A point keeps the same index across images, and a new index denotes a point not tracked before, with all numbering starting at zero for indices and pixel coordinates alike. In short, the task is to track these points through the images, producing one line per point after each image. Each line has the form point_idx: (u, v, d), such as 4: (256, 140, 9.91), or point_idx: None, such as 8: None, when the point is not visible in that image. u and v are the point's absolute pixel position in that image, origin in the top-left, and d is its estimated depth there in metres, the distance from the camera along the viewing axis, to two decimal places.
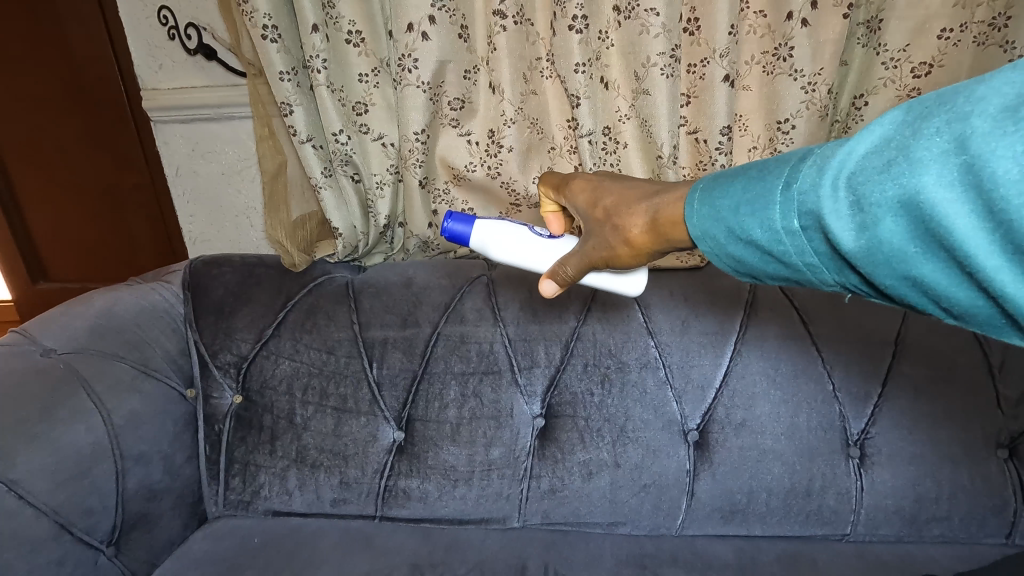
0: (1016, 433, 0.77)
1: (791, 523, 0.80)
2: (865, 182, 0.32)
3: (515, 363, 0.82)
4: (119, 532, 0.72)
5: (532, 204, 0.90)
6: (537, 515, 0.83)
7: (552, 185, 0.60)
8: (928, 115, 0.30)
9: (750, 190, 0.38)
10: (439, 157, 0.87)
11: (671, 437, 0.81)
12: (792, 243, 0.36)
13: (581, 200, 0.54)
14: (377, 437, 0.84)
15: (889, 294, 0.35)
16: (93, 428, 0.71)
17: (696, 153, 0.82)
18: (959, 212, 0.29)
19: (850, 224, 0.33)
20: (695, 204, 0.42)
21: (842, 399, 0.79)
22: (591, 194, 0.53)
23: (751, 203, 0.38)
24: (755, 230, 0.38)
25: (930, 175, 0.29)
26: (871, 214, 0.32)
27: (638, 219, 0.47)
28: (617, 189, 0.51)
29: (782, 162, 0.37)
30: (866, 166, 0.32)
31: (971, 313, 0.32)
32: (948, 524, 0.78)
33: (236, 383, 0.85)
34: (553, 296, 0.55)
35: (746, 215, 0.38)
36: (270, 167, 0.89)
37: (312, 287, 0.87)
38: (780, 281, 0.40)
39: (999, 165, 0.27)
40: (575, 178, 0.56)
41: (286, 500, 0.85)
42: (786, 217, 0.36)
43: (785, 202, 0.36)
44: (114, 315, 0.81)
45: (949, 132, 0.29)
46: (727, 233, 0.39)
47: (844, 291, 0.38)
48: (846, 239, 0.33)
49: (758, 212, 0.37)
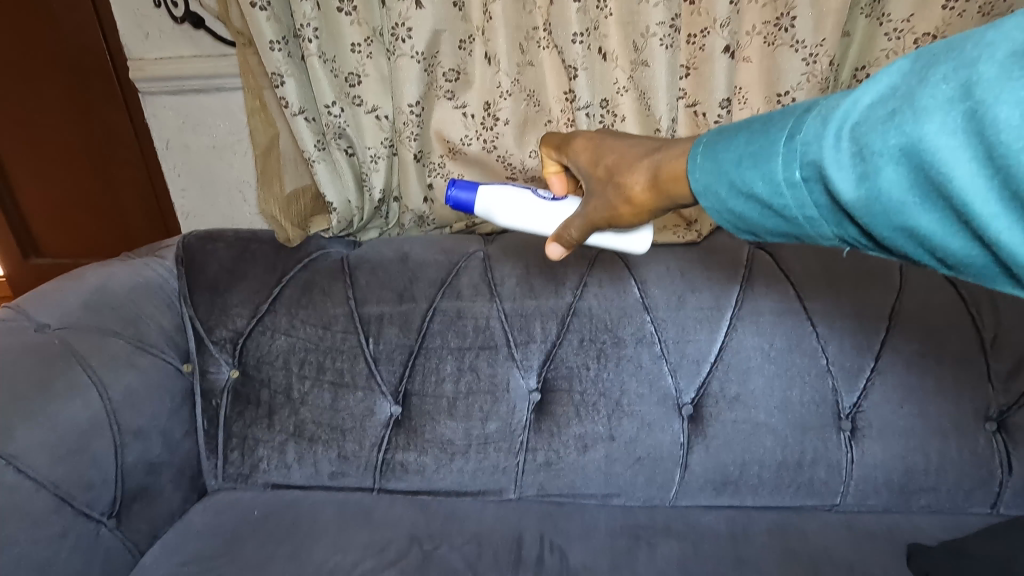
0: (1006, 405, 0.79)
1: (782, 493, 0.82)
2: (868, 130, 0.32)
3: (512, 338, 0.83)
4: (120, 504, 0.73)
5: (528, 177, 0.88)
6: (533, 487, 0.84)
7: (556, 145, 0.59)
8: (935, 63, 0.30)
9: (752, 143, 0.38)
10: (435, 130, 0.86)
11: (665, 411, 0.81)
12: (793, 195, 0.36)
13: (583, 159, 0.54)
14: (375, 411, 0.84)
15: (887, 247, 0.35)
16: (90, 403, 0.71)
17: (695, 127, 0.82)
18: (961, 159, 0.29)
19: (851, 174, 0.33)
20: (699, 158, 0.42)
21: (835, 373, 0.80)
22: (593, 154, 0.53)
23: (753, 157, 0.38)
24: (757, 185, 0.37)
25: (933, 124, 0.29)
26: (872, 164, 0.32)
27: (639, 176, 0.48)
28: (618, 148, 0.51)
29: (787, 115, 0.37)
30: (871, 116, 0.32)
31: (966, 264, 0.32)
32: (936, 494, 0.80)
33: (233, 358, 0.85)
34: (560, 258, 0.55)
35: (748, 168, 0.38)
36: (261, 141, 0.87)
37: (307, 263, 0.87)
38: (779, 238, 0.40)
39: (1001, 111, 0.27)
40: (578, 137, 0.56)
41: (285, 473, 0.85)
42: (788, 169, 0.36)
43: (789, 155, 0.36)
44: (108, 291, 0.81)
45: (955, 79, 0.29)
46: (729, 187, 0.39)
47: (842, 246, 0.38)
48: (847, 190, 0.33)
49: (760, 166, 0.37)
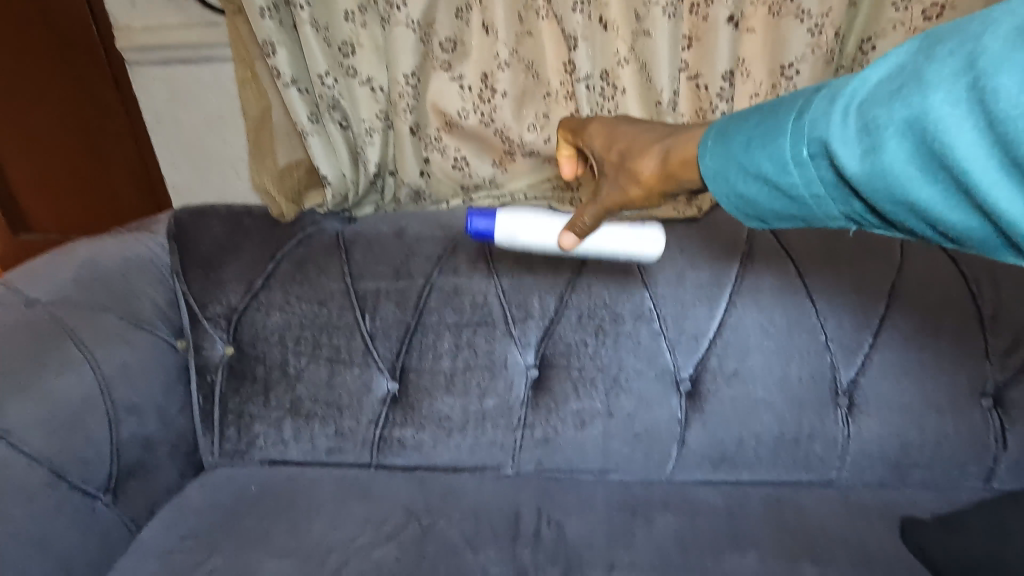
0: (1003, 381, 0.79)
1: (779, 468, 0.82)
2: (874, 106, 0.32)
3: (509, 315, 0.82)
4: (116, 480, 0.73)
5: (526, 152, 0.87)
6: (531, 463, 0.84)
7: (571, 129, 0.61)
8: (943, 40, 0.30)
9: (761, 125, 0.39)
10: (431, 102, 0.84)
11: (663, 386, 0.81)
12: (800, 174, 0.36)
13: (596, 143, 0.56)
14: (372, 387, 0.84)
15: (892, 223, 0.35)
16: (83, 378, 0.70)
17: (696, 100, 0.80)
18: (964, 130, 0.29)
19: (856, 149, 0.33)
20: (709, 142, 0.43)
21: (834, 349, 0.80)
22: (607, 138, 0.55)
23: (763, 137, 0.38)
24: (765, 164, 0.38)
25: (937, 96, 0.29)
26: (876, 138, 0.32)
27: (649, 161, 0.49)
28: (631, 133, 0.53)
29: (798, 97, 0.38)
30: (877, 92, 0.32)
31: (971, 238, 0.32)
32: (930, 469, 0.81)
33: (227, 335, 0.84)
34: (572, 248, 0.54)
35: (756, 149, 0.39)
36: (253, 112, 0.85)
37: (302, 238, 0.86)
38: (787, 223, 0.41)
39: (1005, 79, 0.27)
40: (593, 122, 0.58)
41: (282, 449, 0.85)
42: (796, 147, 0.36)
43: (797, 133, 0.36)
44: (99, 266, 0.79)
45: (962, 52, 0.29)
46: (739, 168, 0.40)
47: (850, 227, 0.38)
48: (852, 165, 0.33)
49: (768, 145, 0.38)
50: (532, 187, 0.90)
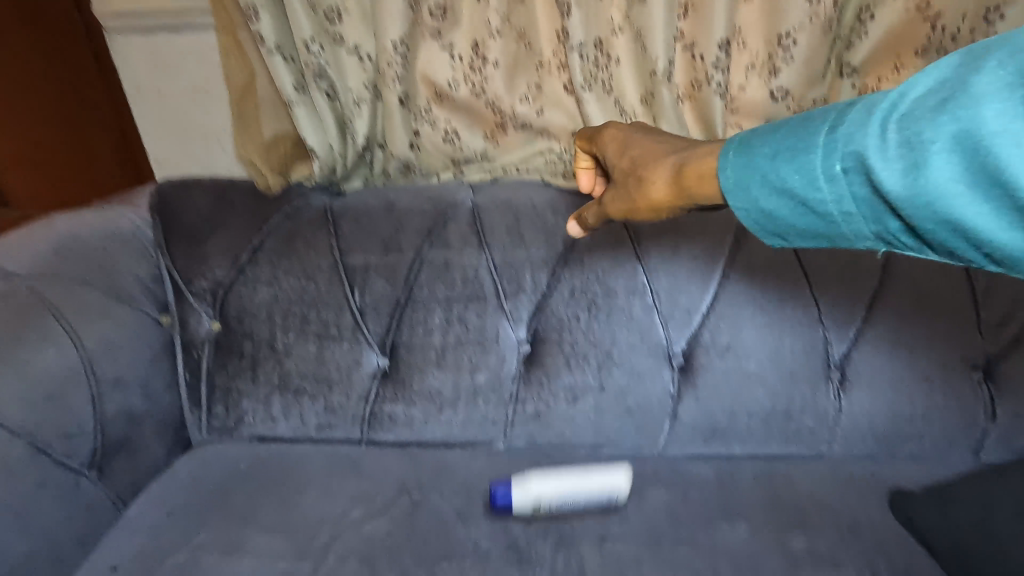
0: (993, 354, 0.79)
1: (770, 442, 0.82)
2: (915, 121, 0.33)
3: (501, 289, 0.81)
4: (100, 456, 0.71)
5: (518, 124, 0.85)
6: (523, 438, 0.84)
7: (587, 138, 0.64)
8: (989, 56, 0.31)
9: (788, 140, 0.40)
10: (420, 71, 0.81)
11: (656, 361, 0.81)
12: (830, 189, 0.37)
13: (609, 150, 0.58)
14: (362, 363, 0.83)
15: (930, 243, 0.35)
16: (64, 352, 0.69)
17: (691, 70, 0.79)
18: (1014, 144, 0.29)
19: (897, 165, 0.33)
20: (731, 155, 0.44)
21: (827, 323, 0.79)
22: (620, 146, 0.57)
23: (792, 151, 0.39)
24: (794, 179, 0.39)
25: (988, 109, 0.30)
26: (920, 153, 0.32)
27: (660, 172, 0.50)
28: (645, 144, 0.55)
29: (829, 112, 0.38)
30: (919, 107, 0.33)
31: (1016, 258, 0.31)
32: (920, 442, 0.81)
33: (213, 310, 0.83)
34: (577, 236, 0.66)
35: (784, 163, 0.39)
36: (238, 81, 0.83)
37: (289, 212, 0.84)
38: (810, 240, 0.41)
39: None
40: (609, 129, 0.60)
41: (271, 426, 0.84)
42: (828, 161, 0.37)
43: (831, 148, 0.37)
44: (79, 239, 0.77)
45: (1012, 66, 0.30)
46: (765, 181, 0.41)
47: (881, 247, 0.38)
48: (892, 181, 0.33)
49: (798, 159, 0.38)
50: (525, 160, 0.88)
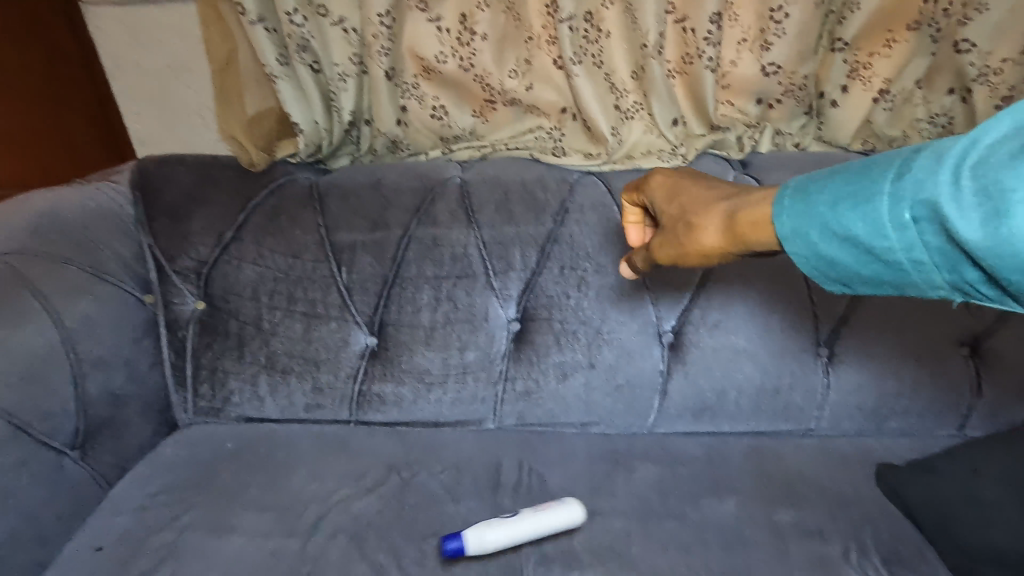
0: (980, 331, 0.80)
1: (759, 419, 0.82)
2: (994, 169, 0.32)
3: (490, 267, 0.80)
4: (83, 436, 0.70)
5: (507, 100, 0.84)
6: (512, 417, 0.83)
7: (634, 187, 0.63)
8: None
9: (847, 187, 0.38)
10: (407, 44, 0.80)
11: (646, 338, 0.80)
12: (899, 238, 0.36)
13: (658, 197, 0.58)
14: (350, 342, 0.82)
15: (1011, 292, 0.33)
16: (43, 330, 0.68)
17: (682, 45, 0.78)
18: None
19: (977, 215, 0.32)
20: (787, 202, 0.42)
21: (816, 300, 0.79)
22: (669, 194, 0.57)
23: (852, 199, 0.38)
24: (858, 227, 0.37)
25: None
26: (1002, 203, 0.31)
27: (711, 219, 0.49)
28: (695, 191, 0.54)
29: (889, 159, 0.37)
30: (994, 155, 0.32)
31: None
32: (907, 418, 0.82)
33: (197, 289, 0.81)
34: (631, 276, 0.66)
35: (846, 211, 0.38)
36: (218, 55, 0.81)
37: (273, 189, 0.82)
38: (876, 288, 0.40)
39: None
40: (657, 176, 0.60)
41: (258, 406, 0.83)
42: (896, 211, 0.35)
43: (897, 197, 0.35)
44: (57, 215, 0.75)
45: None
46: (825, 230, 0.39)
47: (952, 295, 0.37)
48: (972, 231, 0.32)
49: (861, 207, 0.37)
50: (514, 138, 0.87)
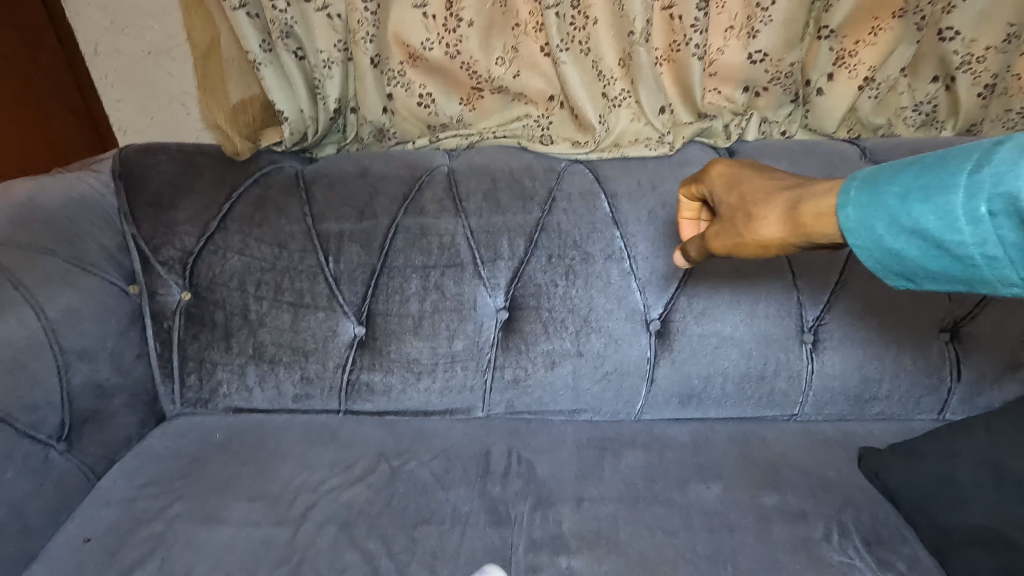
0: (961, 316, 0.81)
1: (744, 404, 0.83)
2: None
3: (478, 256, 0.80)
4: (69, 428, 0.70)
5: (494, 87, 0.83)
6: (501, 405, 0.84)
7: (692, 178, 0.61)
8: None
9: (921, 179, 0.39)
10: (392, 31, 0.79)
11: (634, 326, 0.81)
12: (972, 231, 0.36)
13: (716, 186, 0.57)
14: (338, 331, 0.82)
15: None
16: (26, 322, 0.67)
17: (670, 32, 0.78)
18: None
19: None
20: (854, 192, 0.43)
21: (800, 287, 0.80)
22: (728, 183, 0.55)
23: (925, 190, 0.38)
24: (929, 220, 0.38)
25: None
26: None
27: (773, 210, 0.49)
28: (756, 182, 0.53)
29: (966, 153, 0.37)
30: None
31: None
32: (888, 402, 0.83)
33: (183, 279, 0.80)
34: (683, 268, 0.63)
35: (916, 203, 0.38)
36: (200, 41, 0.78)
37: (258, 177, 0.81)
38: (942, 280, 0.40)
39: None
40: (715, 166, 0.58)
41: (247, 397, 0.83)
42: (970, 203, 0.36)
43: (973, 189, 0.36)
44: (37, 205, 0.74)
45: None
46: (893, 221, 0.40)
47: None
48: None
49: (933, 199, 0.38)
50: (500, 126, 0.87)
